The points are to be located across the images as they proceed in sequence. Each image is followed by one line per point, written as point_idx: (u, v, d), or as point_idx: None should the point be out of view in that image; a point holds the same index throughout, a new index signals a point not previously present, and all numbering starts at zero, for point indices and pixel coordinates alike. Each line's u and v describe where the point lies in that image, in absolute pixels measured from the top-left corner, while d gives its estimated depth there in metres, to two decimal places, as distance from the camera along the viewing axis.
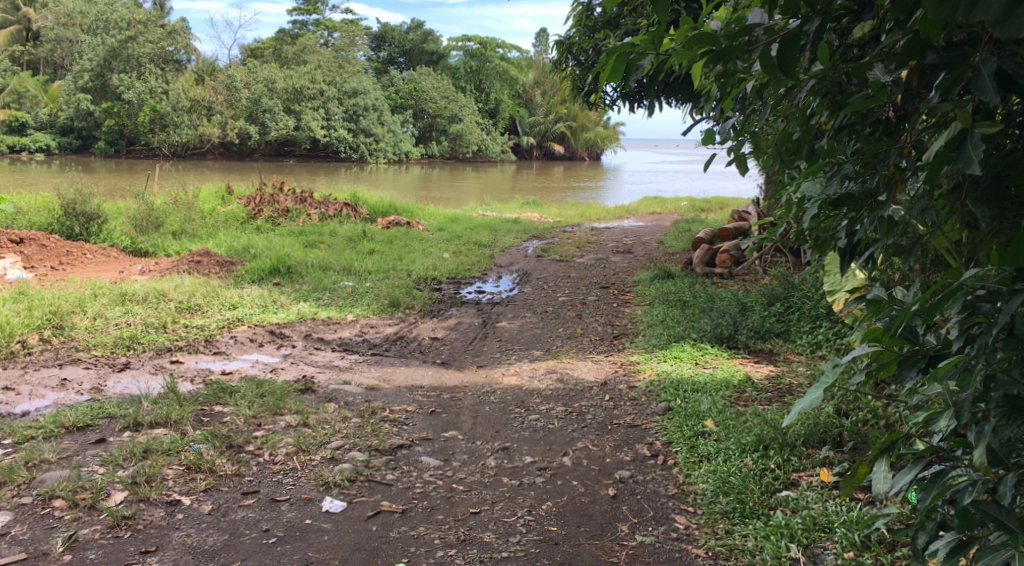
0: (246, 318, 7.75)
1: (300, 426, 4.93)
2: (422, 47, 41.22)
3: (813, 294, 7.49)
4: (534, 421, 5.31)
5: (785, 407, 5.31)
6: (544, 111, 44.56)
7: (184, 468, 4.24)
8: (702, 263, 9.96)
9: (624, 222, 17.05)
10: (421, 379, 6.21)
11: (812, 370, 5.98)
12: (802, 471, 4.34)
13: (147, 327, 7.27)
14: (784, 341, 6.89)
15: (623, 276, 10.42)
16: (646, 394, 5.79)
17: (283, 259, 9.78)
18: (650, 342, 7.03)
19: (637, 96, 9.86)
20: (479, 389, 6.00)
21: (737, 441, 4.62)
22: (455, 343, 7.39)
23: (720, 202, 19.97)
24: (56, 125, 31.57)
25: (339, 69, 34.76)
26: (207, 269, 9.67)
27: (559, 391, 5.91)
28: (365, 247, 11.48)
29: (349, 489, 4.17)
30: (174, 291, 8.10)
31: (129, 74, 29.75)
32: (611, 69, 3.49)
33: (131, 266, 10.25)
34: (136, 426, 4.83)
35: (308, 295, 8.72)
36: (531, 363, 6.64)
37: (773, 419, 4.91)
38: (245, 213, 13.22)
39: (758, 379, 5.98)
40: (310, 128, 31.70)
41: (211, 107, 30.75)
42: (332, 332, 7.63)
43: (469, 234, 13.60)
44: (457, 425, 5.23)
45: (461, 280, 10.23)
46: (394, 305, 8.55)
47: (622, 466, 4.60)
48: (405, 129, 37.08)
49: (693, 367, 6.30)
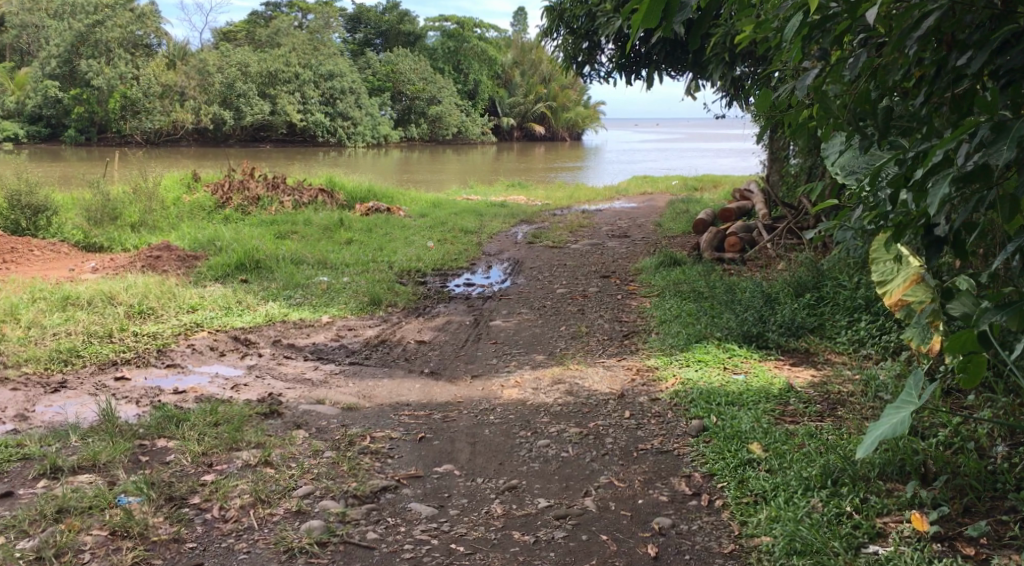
0: (206, 323, 6.82)
1: (262, 466, 4.02)
2: (399, 28, 39.77)
3: (847, 281, 6.64)
4: (544, 449, 4.42)
5: (846, 425, 4.48)
6: (524, 90, 43.28)
7: (107, 534, 3.37)
8: (710, 248, 9.10)
9: (615, 204, 16.07)
10: (407, 394, 5.32)
11: (864, 375, 5.15)
12: (887, 514, 3.55)
13: (90, 337, 6.31)
14: (820, 337, 6.05)
15: (624, 263, 9.53)
16: (672, 409, 4.93)
17: (251, 252, 8.81)
18: (666, 342, 6.17)
19: (635, 65, 8.95)
20: (476, 406, 5.10)
21: (799, 474, 3.81)
22: (445, 346, 6.50)
23: (712, 181, 19.08)
24: (24, 114, 30.16)
25: (314, 51, 33.50)
26: (165, 265, 8.71)
27: (570, 406, 5.02)
28: (342, 237, 10.57)
29: (320, 558, 3.33)
30: (123, 293, 7.13)
31: (98, 59, 28.50)
32: (646, 10, 2.72)
33: (83, 263, 9.25)
34: (55, 473, 3.90)
35: (278, 293, 7.77)
36: (533, 371, 5.73)
37: (838, 445, 4.08)
38: (212, 203, 12.28)
39: (801, 387, 5.13)
40: (286, 112, 30.59)
41: (184, 92, 29.60)
42: (304, 337, 6.71)
43: (453, 219, 12.69)
44: (452, 456, 4.35)
45: (447, 271, 9.31)
46: (375, 302, 7.64)
47: (658, 510, 3.77)
48: (383, 111, 35.94)
49: (722, 373, 5.45)
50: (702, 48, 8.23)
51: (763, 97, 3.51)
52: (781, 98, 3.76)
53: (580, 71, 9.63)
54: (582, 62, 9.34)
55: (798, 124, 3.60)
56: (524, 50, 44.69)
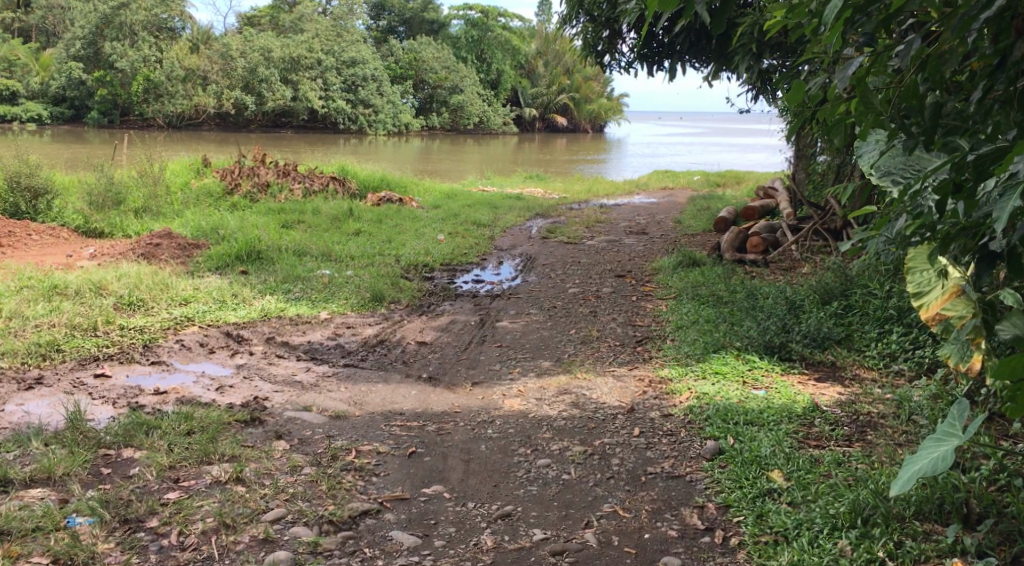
0: (197, 317, 6.48)
1: (232, 483, 3.68)
2: (423, 16, 39.38)
3: (877, 290, 6.22)
4: (543, 470, 4.05)
5: (877, 453, 4.10)
6: (546, 81, 42.67)
7: (48, 562, 3.14)
8: (731, 248, 8.65)
9: (634, 199, 15.60)
10: (401, 402, 4.95)
11: (897, 395, 4.75)
12: (922, 562, 3.18)
13: (73, 330, 5.97)
14: (847, 349, 5.64)
15: (641, 262, 9.13)
16: (686, 427, 4.54)
17: (253, 242, 8.47)
18: (682, 350, 5.78)
19: (657, 56, 8.53)
20: (474, 417, 4.74)
21: (825, 512, 3.45)
22: (447, 349, 6.13)
23: (735, 177, 18.62)
24: (48, 95, 29.97)
25: (337, 38, 33.09)
26: (164, 253, 8.38)
27: (574, 421, 4.63)
28: (351, 227, 10.22)
29: None
30: (113, 283, 6.81)
31: (122, 42, 28.28)
32: None
33: (81, 250, 8.94)
34: (5, 486, 3.59)
35: (276, 286, 7.42)
36: (538, 379, 5.35)
37: (869, 477, 3.70)
38: (221, 189, 11.94)
39: (827, 406, 4.74)
40: (307, 98, 30.21)
41: (206, 76, 29.33)
42: (300, 335, 6.36)
43: (467, 212, 12.28)
44: (443, 475, 3.99)
45: (456, 267, 8.93)
46: (377, 299, 7.27)
47: (666, 548, 3.45)
48: (405, 99, 35.59)
49: (741, 388, 5.05)
50: (729, 38, 7.80)
51: (797, 91, 3.12)
52: (815, 90, 3.38)
53: (600, 62, 9.23)
54: (602, 50, 8.94)
55: (834, 119, 3.20)
56: (548, 41, 44.22)
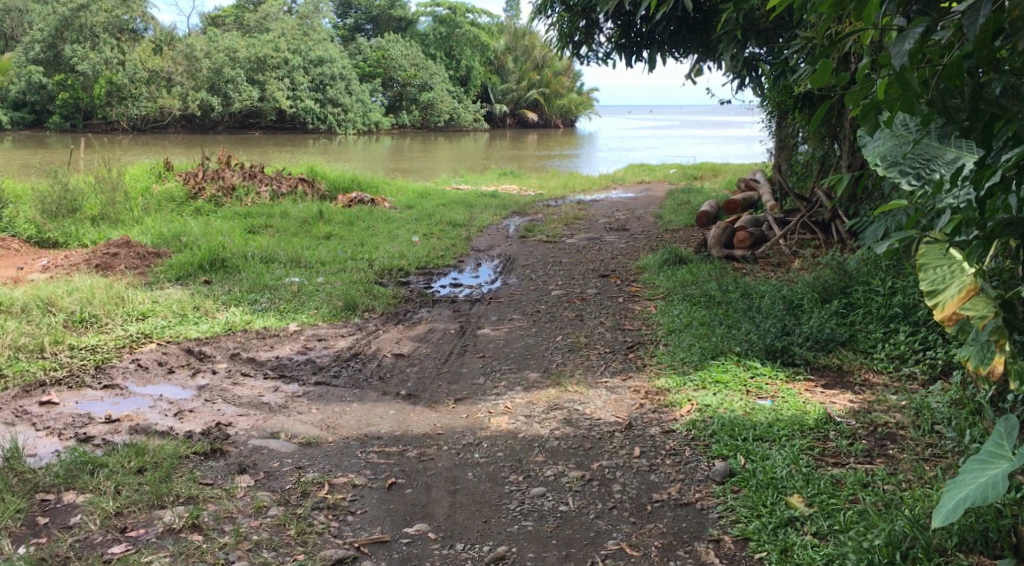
0: (155, 333, 6.02)
1: (188, 531, 3.33)
2: (390, 14, 38.90)
3: (880, 285, 5.86)
4: (538, 501, 3.67)
5: (902, 471, 3.74)
6: (516, 76, 42.15)
7: None
8: (719, 243, 8.24)
9: (611, 194, 15.20)
10: (378, 425, 4.53)
11: (913, 402, 4.40)
12: None
13: (17, 352, 5.49)
14: (853, 351, 5.29)
15: (624, 260, 8.76)
16: (690, 444, 4.16)
17: (216, 249, 8.00)
18: (677, 356, 5.40)
19: (637, 46, 8.11)
20: (458, 439, 4.32)
21: (857, 547, 3.12)
22: (426, 361, 5.71)
23: (712, 169, 18.28)
24: (7, 100, 29.14)
25: (303, 37, 32.44)
26: (122, 262, 7.90)
27: (569, 441, 4.23)
28: (321, 231, 9.77)
29: None
30: (63, 298, 6.32)
31: (83, 44, 27.56)
32: None
33: (33, 262, 8.42)
34: None
35: (241, 297, 6.96)
36: (526, 394, 4.94)
37: (899, 503, 3.36)
38: (184, 193, 11.43)
39: (840, 416, 4.37)
40: (275, 98, 29.55)
41: (171, 78, 28.67)
42: (267, 349, 5.91)
43: (441, 211, 11.84)
44: (427, 511, 3.60)
45: (432, 270, 8.50)
46: (350, 308, 6.83)
47: None
48: (374, 98, 35.02)
49: (745, 398, 4.67)
50: (714, 24, 7.41)
51: (823, 71, 2.73)
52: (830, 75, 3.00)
53: (577, 53, 8.80)
54: (580, 41, 8.53)
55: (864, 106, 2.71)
56: (517, 36, 43.80)
